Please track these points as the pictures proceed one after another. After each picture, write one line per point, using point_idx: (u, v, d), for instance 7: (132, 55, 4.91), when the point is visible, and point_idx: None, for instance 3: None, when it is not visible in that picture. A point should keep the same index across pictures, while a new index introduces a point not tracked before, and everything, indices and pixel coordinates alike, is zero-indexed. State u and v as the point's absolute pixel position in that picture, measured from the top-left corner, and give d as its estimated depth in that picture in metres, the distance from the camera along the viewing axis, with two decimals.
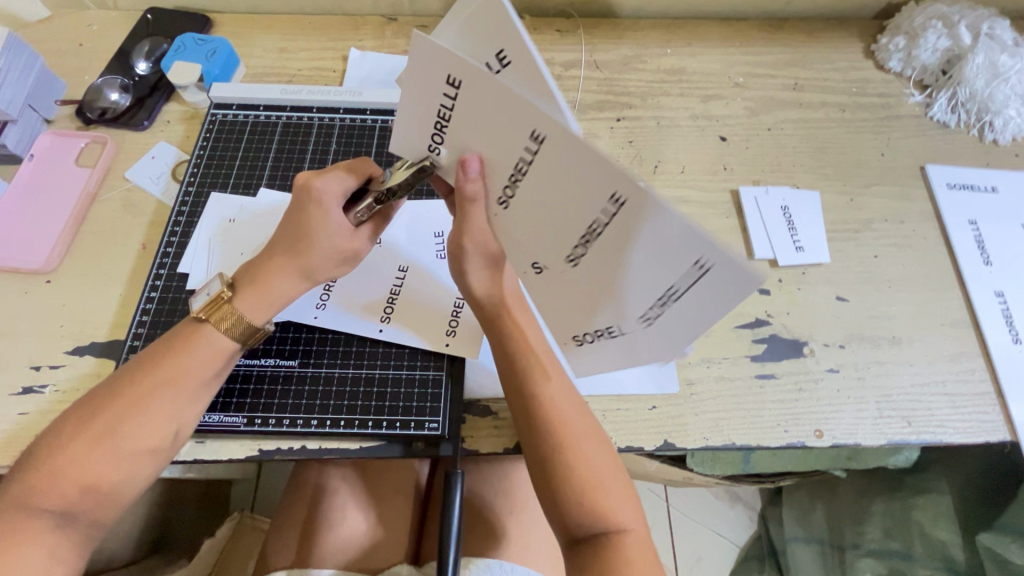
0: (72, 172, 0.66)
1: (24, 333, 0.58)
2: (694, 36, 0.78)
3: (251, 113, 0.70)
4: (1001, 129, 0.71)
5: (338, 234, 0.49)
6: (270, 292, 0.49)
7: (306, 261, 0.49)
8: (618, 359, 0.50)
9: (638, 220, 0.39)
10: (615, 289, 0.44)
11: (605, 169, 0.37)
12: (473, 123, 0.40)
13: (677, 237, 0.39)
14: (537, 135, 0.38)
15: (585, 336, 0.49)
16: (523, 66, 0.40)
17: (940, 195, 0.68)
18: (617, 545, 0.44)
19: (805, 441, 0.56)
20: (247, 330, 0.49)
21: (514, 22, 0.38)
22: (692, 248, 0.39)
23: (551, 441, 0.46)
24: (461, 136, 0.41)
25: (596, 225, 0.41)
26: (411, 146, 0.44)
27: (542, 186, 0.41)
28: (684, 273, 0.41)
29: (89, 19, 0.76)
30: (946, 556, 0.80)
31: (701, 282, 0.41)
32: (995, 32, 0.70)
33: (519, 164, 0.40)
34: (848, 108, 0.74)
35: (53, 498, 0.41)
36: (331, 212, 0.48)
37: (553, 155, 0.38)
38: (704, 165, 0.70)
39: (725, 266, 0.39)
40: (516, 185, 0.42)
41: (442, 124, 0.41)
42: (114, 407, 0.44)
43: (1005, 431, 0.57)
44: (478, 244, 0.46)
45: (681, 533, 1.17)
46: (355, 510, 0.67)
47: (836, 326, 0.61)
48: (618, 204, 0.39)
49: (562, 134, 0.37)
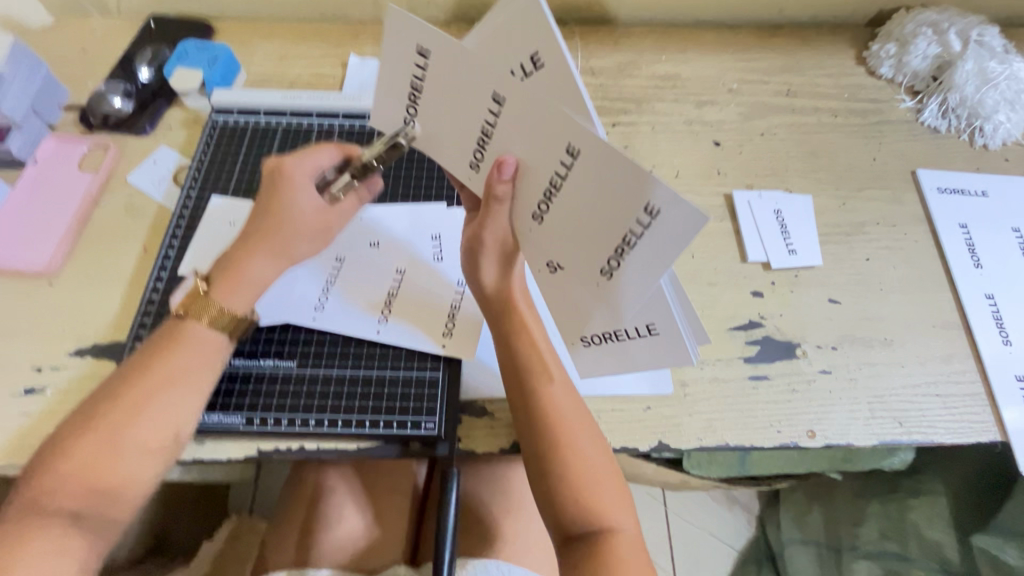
0: (75, 177, 0.67)
1: (26, 335, 0.58)
2: (689, 43, 0.79)
3: (252, 119, 0.71)
4: (991, 134, 0.72)
5: (310, 213, 0.51)
6: (244, 275, 0.50)
7: (278, 239, 0.51)
8: (619, 365, 0.54)
9: (663, 230, 0.40)
10: (624, 291, 0.44)
11: (556, 118, 0.38)
12: (444, 92, 0.42)
13: (625, 179, 0.39)
14: (497, 96, 0.39)
15: (592, 337, 0.52)
16: (556, 70, 0.40)
17: (931, 199, 0.69)
18: (607, 542, 0.45)
19: (799, 441, 0.57)
20: (227, 319, 0.50)
21: (552, 27, 0.38)
22: (640, 193, 0.39)
23: (550, 437, 0.47)
24: (432, 106, 0.44)
25: (628, 238, 0.41)
26: (391, 118, 0.47)
27: (505, 147, 0.42)
28: (633, 223, 0.40)
29: (93, 26, 0.77)
30: (941, 557, 0.80)
31: (650, 232, 0.40)
32: (984, 39, 0.71)
33: (484, 126, 0.42)
34: (841, 113, 0.75)
35: (63, 498, 0.42)
36: (300, 193, 0.51)
37: (588, 169, 0.40)
38: (698, 170, 0.71)
39: (669, 211, 0.39)
40: (485, 148, 0.43)
41: (415, 95, 0.44)
42: (116, 406, 0.45)
43: (996, 431, 0.57)
44: (496, 240, 0.48)
45: (679, 536, 1.17)
46: (354, 510, 0.67)
47: (829, 328, 0.62)
48: (650, 215, 0.39)
49: (592, 146, 0.38)
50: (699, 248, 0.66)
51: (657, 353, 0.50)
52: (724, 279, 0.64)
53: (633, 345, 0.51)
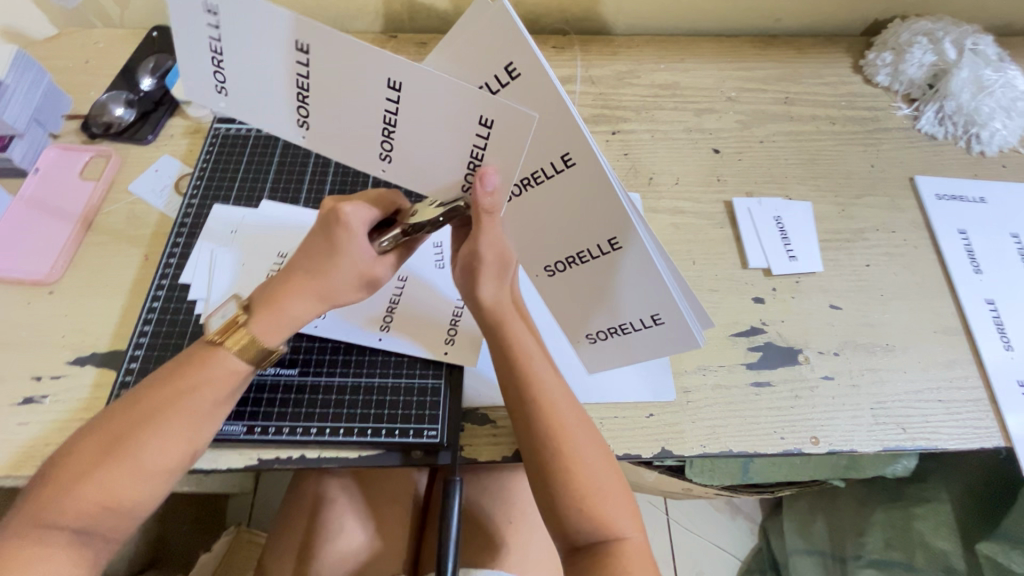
0: (76, 186, 0.67)
1: (27, 343, 0.58)
2: (688, 53, 0.80)
3: (254, 128, 0.71)
4: (988, 141, 0.72)
5: (361, 262, 0.48)
6: (284, 314, 0.48)
7: (323, 282, 0.48)
8: (621, 358, 0.55)
9: (507, 140, 0.38)
10: (620, 270, 0.47)
11: (368, 55, 0.36)
12: (245, 52, 0.38)
13: (447, 98, 0.37)
14: (302, 45, 0.37)
15: (597, 334, 0.54)
16: (532, 81, 0.38)
17: (930, 205, 0.69)
18: (614, 553, 0.44)
19: (802, 448, 0.57)
20: (260, 350, 0.48)
21: (524, 35, 0.36)
22: (467, 105, 0.37)
23: (552, 448, 0.46)
24: (239, 69, 0.39)
25: (474, 152, 0.39)
26: (203, 87, 0.41)
27: (332, 98, 0.39)
28: (474, 137, 0.39)
29: (97, 37, 0.78)
30: (947, 565, 0.79)
31: (491, 143, 0.39)
32: (978, 48, 0.72)
33: (387, 116, 0.39)
34: (839, 121, 0.75)
35: (73, 516, 0.41)
36: (357, 241, 0.47)
37: (417, 100, 0.38)
38: (698, 177, 0.71)
39: (502, 119, 0.37)
40: (308, 103, 0.40)
41: (218, 58, 0.39)
42: (136, 427, 0.43)
43: (1000, 437, 0.57)
44: (496, 256, 0.46)
45: (683, 546, 1.16)
46: (354, 522, 0.67)
47: (830, 334, 0.62)
48: (486, 127, 0.38)
49: (416, 75, 0.36)
50: (699, 255, 0.66)
51: (665, 340, 0.51)
52: (725, 285, 0.65)
53: (640, 336, 0.52)
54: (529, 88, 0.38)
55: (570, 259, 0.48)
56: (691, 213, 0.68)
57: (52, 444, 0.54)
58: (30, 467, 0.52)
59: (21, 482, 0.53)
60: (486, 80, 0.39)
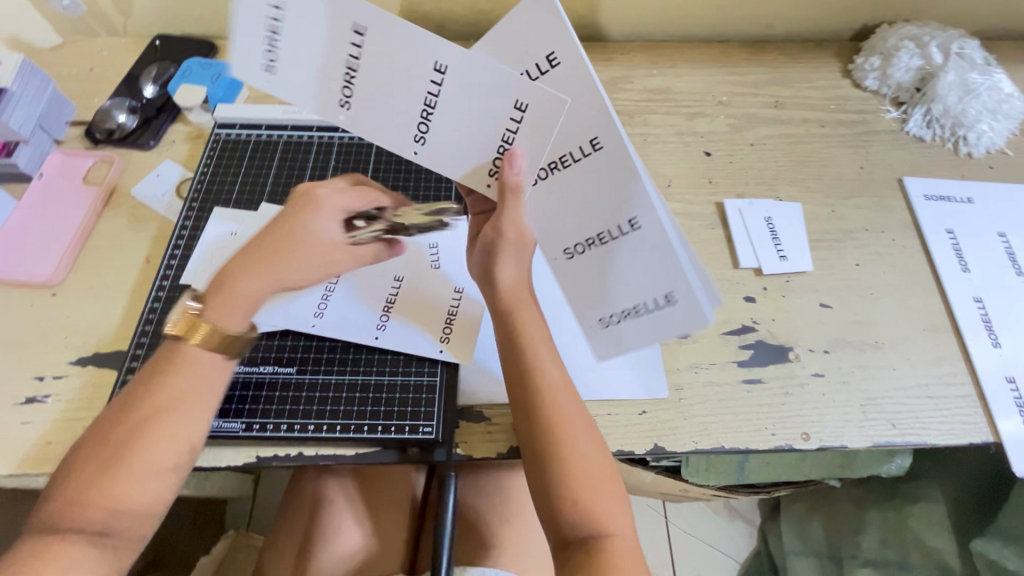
0: (79, 190, 0.68)
1: (30, 344, 0.59)
2: (680, 58, 0.81)
3: (253, 133, 0.73)
4: (975, 143, 0.74)
5: (320, 241, 0.50)
6: (236, 298, 0.48)
7: (278, 264, 0.48)
8: (643, 345, 0.47)
9: (541, 123, 0.40)
10: (633, 245, 0.43)
11: (419, 37, 0.38)
12: (304, 32, 0.40)
13: (487, 80, 0.39)
14: (359, 27, 0.39)
15: (614, 316, 0.47)
16: (569, 71, 0.40)
17: (918, 206, 0.70)
18: (603, 549, 0.45)
19: (793, 444, 0.57)
20: (217, 336, 0.48)
21: (568, 27, 0.38)
22: (506, 88, 0.39)
23: (551, 437, 0.47)
24: (295, 48, 0.40)
25: (507, 135, 0.41)
26: (250, 66, 0.41)
27: (377, 81, 0.40)
28: (508, 120, 0.40)
29: (100, 46, 0.80)
30: (941, 563, 0.80)
31: (524, 127, 0.40)
32: (964, 52, 0.74)
33: (428, 98, 0.41)
34: (828, 124, 0.77)
35: (85, 522, 0.42)
36: (319, 221, 0.50)
37: (459, 83, 0.40)
38: (690, 179, 0.72)
39: (537, 102, 0.39)
40: (352, 83, 0.41)
41: (274, 38, 0.40)
42: (128, 430, 0.44)
43: (988, 433, 0.58)
44: (516, 236, 0.46)
45: (681, 549, 1.16)
46: (351, 522, 0.67)
47: (821, 332, 0.63)
48: (521, 111, 0.40)
49: (462, 58, 0.38)
50: None
51: (683, 324, 0.44)
52: (717, 284, 0.66)
53: (659, 321, 0.45)
54: (564, 77, 0.40)
55: (588, 240, 0.45)
56: (682, 214, 0.70)
57: (54, 443, 0.55)
58: (32, 465, 0.53)
59: (23, 480, 0.54)
60: (526, 68, 0.41)
